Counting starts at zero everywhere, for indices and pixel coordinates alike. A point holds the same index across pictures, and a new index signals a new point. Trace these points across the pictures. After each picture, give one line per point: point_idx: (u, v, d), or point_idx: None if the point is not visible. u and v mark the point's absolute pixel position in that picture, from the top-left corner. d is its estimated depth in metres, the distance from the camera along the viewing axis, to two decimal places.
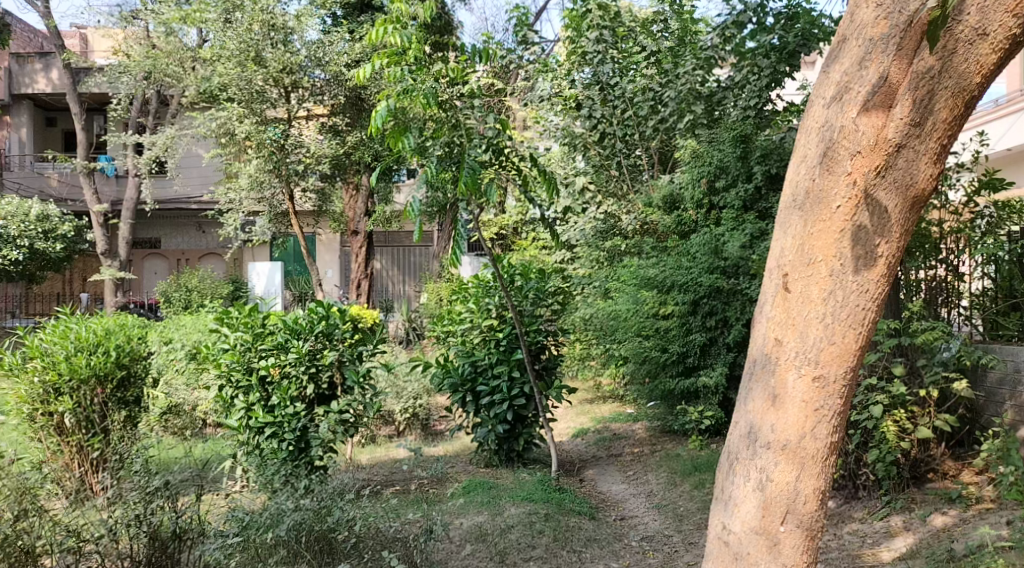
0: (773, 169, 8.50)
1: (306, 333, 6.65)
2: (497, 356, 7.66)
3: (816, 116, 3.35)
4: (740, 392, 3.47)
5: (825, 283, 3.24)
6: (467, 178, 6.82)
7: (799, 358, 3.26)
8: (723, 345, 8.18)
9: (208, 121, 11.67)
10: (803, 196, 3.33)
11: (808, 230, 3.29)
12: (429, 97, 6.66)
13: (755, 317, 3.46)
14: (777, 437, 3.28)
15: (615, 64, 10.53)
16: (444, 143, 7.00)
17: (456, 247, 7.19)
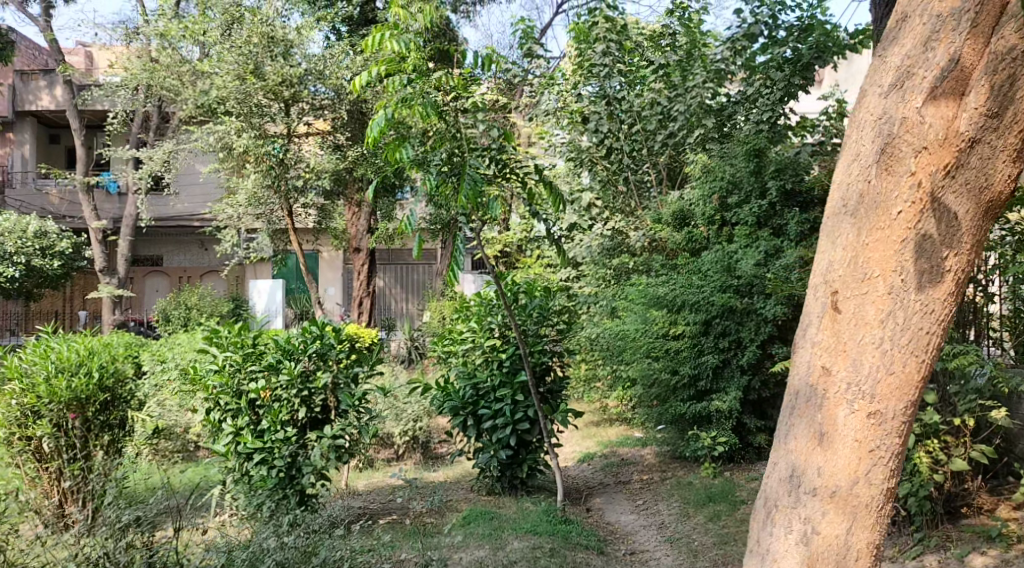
0: (788, 184, 8.23)
1: (298, 353, 6.31)
2: (500, 378, 7.30)
3: (872, 107, 3.07)
4: (778, 431, 3.14)
5: (883, 301, 2.93)
6: (470, 193, 6.48)
7: (852, 391, 2.94)
8: (737, 367, 7.83)
9: (206, 134, 11.30)
10: (855, 203, 3.04)
11: (863, 240, 2.99)
12: (429, 107, 6.31)
13: (797, 342, 3.15)
14: (824, 483, 2.94)
15: (623, 78, 10.23)
16: (444, 156, 6.69)
17: (454, 265, 6.81)
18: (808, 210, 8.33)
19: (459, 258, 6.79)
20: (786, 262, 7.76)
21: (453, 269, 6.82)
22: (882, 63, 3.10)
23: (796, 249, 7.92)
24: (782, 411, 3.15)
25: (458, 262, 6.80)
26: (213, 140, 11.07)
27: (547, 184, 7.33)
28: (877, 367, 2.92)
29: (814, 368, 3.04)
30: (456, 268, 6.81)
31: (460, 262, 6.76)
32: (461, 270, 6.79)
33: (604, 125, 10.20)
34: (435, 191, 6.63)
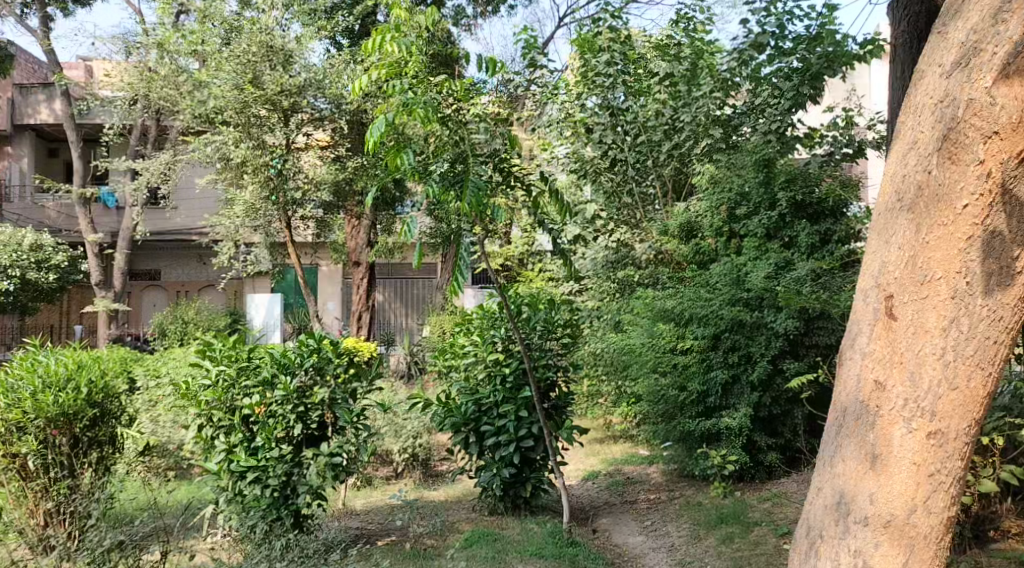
0: (798, 195, 7.98)
1: (294, 367, 6.09)
2: (503, 394, 7.07)
3: (934, 89, 3.05)
4: (826, 451, 3.13)
5: (945, 306, 2.90)
6: (474, 199, 6.24)
7: (910, 408, 2.92)
8: (747, 383, 7.59)
9: (204, 144, 10.95)
10: (910, 199, 3.03)
11: (924, 239, 2.97)
12: (432, 112, 6.14)
13: (849, 352, 3.15)
14: (876, 511, 2.93)
15: (628, 89, 10.06)
16: (446, 162, 6.46)
17: (459, 273, 6.53)
18: (819, 221, 8.12)
19: (463, 267, 6.53)
20: (797, 275, 7.55)
21: (456, 278, 6.53)
22: (946, 39, 3.06)
23: (807, 261, 7.71)
24: (829, 431, 3.15)
25: (462, 270, 6.51)
26: (210, 150, 10.85)
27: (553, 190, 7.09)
28: (936, 374, 2.89)
29: (866, 383, 3.03)
30: (461, 276, 6.52)
31: (464, 270, 6.50)
32: (466, 280, 6.49)
33: (608, 136, 10.03)
34: (437, 196, 6.39)
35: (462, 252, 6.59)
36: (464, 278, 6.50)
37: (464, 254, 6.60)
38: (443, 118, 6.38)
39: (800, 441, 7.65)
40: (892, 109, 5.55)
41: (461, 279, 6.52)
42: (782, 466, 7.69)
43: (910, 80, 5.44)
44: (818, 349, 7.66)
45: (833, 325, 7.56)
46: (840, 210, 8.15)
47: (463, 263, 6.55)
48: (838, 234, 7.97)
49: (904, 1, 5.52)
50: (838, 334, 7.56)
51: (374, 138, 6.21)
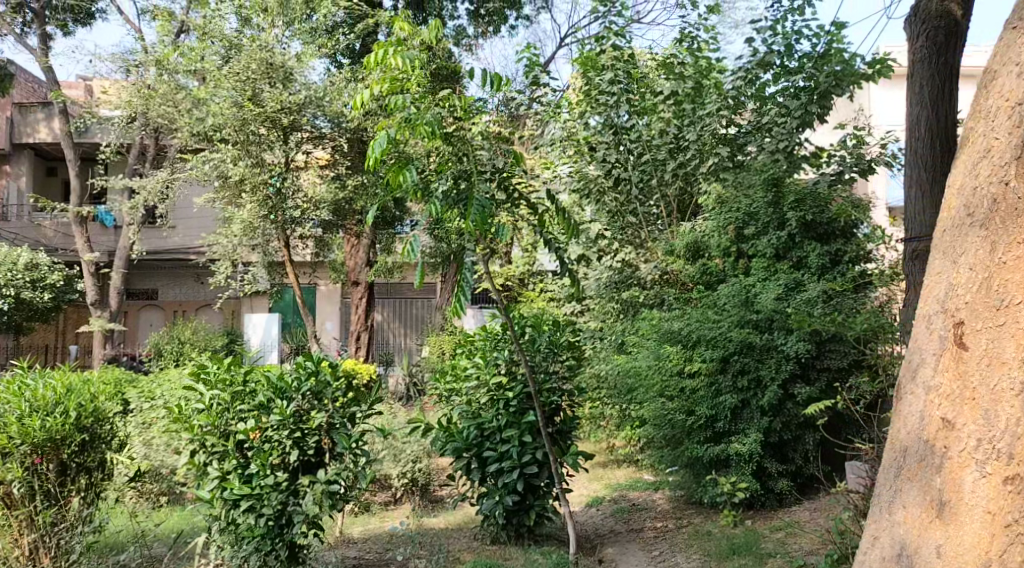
0: (808, 215, 7.78)
1: (291, 392, 5.86)
2: (507, 418, 6.84)
3: (1009, 95, 3.31)
4: (888, 495, 3.33)
5: (1018, 336, 3.11)
6: (478, 217, 6.04)
7: (981, 446, 3.09)
8: (757, 408, 7.36)
9: (202, 162, 10.75)
10: (984, 216, 3.25)
11: (994, 269, 3.19)
12: (435, 127, 5.92)
13: (913, 389, 3.36)
14: (946, 555, 3.10)
15: (631, 107, 9.85)
16: (450, 177, 6.23)
17: (461, 293, 6.33)
18: (829, 241, 7.94)
19: (465, 286, 6.34)
20: (808, 296, 7.37)
21: (458, 298, 6.33)
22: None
23: (818, 282, 7.52)
24: (889, 473, 3.34)
25: (464, 291, 6.31)
26: (208, 168, 10.65)
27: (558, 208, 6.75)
28: (1011, 410, 3.08)
29: (932, 422, 3.23)
30: (463, 296, 6.32)
31: (467, 290, 6.30)
32: (468, 301, 6.30)
33: (612, 155, 9.82)
34: (438, 215, 6.03)
35: (464, 272, 6.37)
36: (466, 299, 6.31)
37: (466, 274, 6.38)
38: (447, 134, 6.19)
39: (811, 467, 7.43)
40: (909, 124, 5.40)
41: (463, 300, 6.32)
42: (793, 493, 7.46)
43: (931, 95, 5.29)
44: (830, 373, 7.45)
45: (845, 348, 7.37)
46: (850, 230, 7.98)
47: (465, 283, 6.36)
48: (849, 254, 7.78)
49: (922, 14, 5.37)
50: (851, 358, 7.37)
51: (375, 153, 5.95)
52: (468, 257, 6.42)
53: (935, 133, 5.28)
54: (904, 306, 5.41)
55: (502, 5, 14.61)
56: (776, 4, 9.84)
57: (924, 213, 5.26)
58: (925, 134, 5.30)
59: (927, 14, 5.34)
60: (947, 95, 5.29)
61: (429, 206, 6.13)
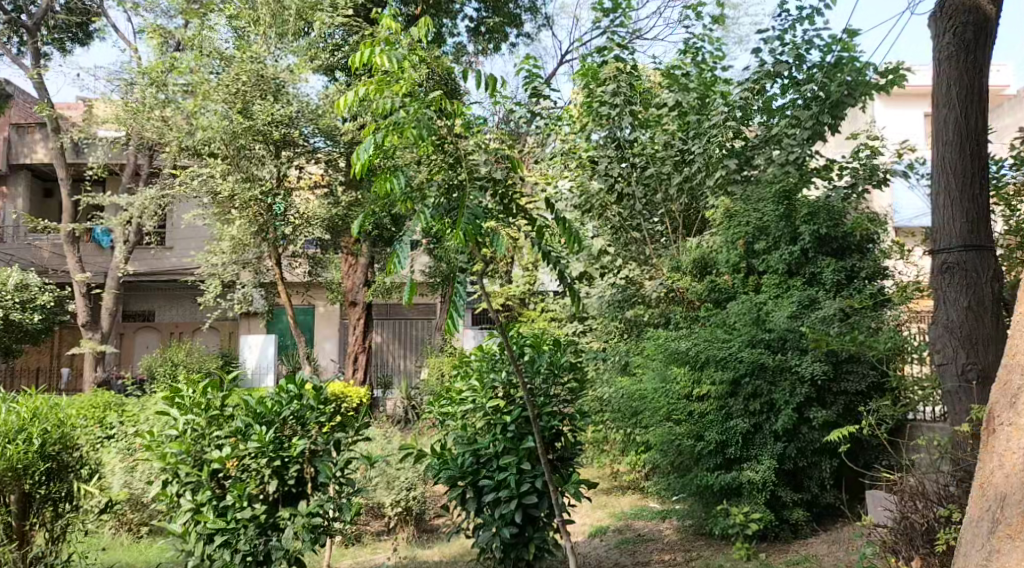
0: (822, 229, 7.38)
1: (270, 416, 5.43)
2: (504, 444, 6.41)
3: None
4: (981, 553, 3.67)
5: None
6: (469, 225, 5.61)
7: None
8: (770, 433, 6.97)
9: (191, 179, 10.39)
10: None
11: None
12: (423, 130, 5.54)
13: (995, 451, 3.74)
14: None
15: (634, 119, 9.50)
16: (438, 184, 5.83)
17: (454, 306, 5.79)
18: (843, 256, 7.54)
19: (459, 298, 5.81)
20: (823, 314, 6.98)
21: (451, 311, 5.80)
22: None
23: (834, 300, 7.12)
24: (982, 530, 3.69)
25: (458, 305, 5.77)
26: (198, 184, 10.29)
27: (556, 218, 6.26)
28: None
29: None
30: (456, 309, 5.78)
31: (459, 303, 5.75)
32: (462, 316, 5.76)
33: (614, 169, 9.42)
34: (425, 224, 5.63)
35: (458, 284, 5.84)
36: (459, 312, 5.76)
37: (460, 286, 5.85)
38: (439, 141, 5.82)
39: (828, 495, 7.01)
40: (935, 127, 5.04)
41: (457, 313, 5.78)
42: (808, 524, 7.02)
43: (959, 95, 4.93)
44: (847, 396, 7.06)
45: (863, 369, 7.00)
46: (866, 245, 7.58)
47: (460, 295, 5.82)
48: (865, 270, 7.39)
49: (948, 10, 5.01)
50: (869, 380, 7.00)
51: (362, 159, 5.70)
52: (461, 271, 5.93)
53: (963, 137, 4.93)
54: (931, 323, 5.03)
55: (502, 21, 14.31)
56: (784, 13, 9.49)
57: (952, 223, 4.91)
58: (952, 137, 4.95)
59: (954, 10, 4.98)
60: (976, 96, 4.93)
61: (418, 217, 5.75)
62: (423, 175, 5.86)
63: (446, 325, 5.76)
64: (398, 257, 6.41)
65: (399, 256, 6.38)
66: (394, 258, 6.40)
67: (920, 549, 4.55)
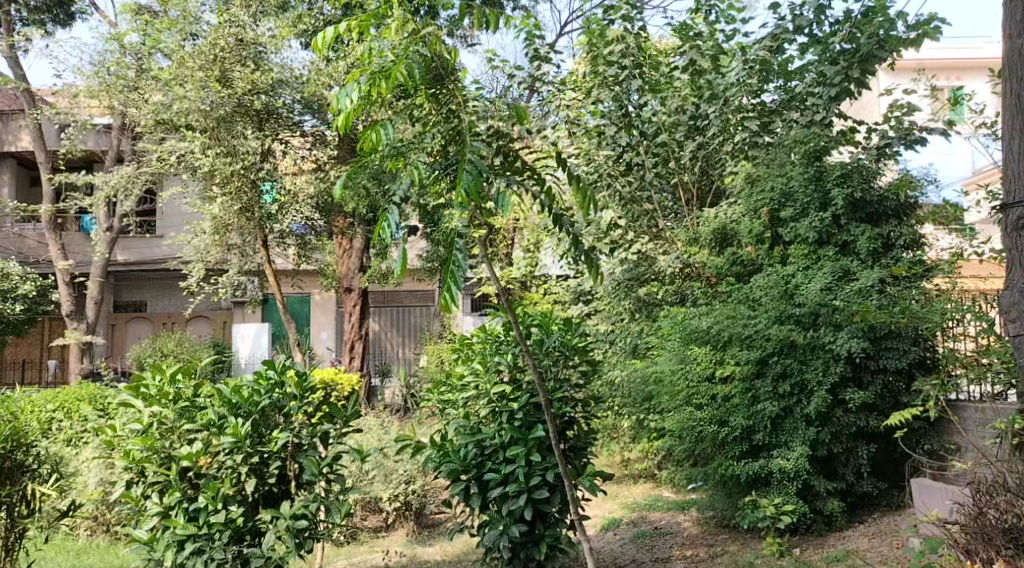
0: (856, 192, 6.73)
1: (247, 407, 4.76)
2: (511, 434, 5.78)
3: None
4: None
5: None
6: (470, 181, 4.55)
7: None
8: (801, 417, 6.36)
9: (169, 155, 9.70)
10: None
11: None
12: (415, 70, 4.61)
13: None
14: None
15: (644, 81, 8.88)
16: (434, 134, 4.84)
17: (451, 279, 4.62)
18: (879, 223, 6.90)
19: (456, 269, 4.64)
20: (860, 286, 6.37)
21: (448, 286, 4.63)
22: None
23: (870, 271, 6.50)
24: None
25: (456, 276, 4.61)
26: (176, 161, 9.60)
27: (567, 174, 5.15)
28: None
29: None
30: (455, 282, 4.61)
31: (458, 275, 4.60)
32: (461, 291, 4.59)
33: (622, 138, 8.75)
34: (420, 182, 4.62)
35: (455, 252, 4.66)
36: (458, 286, 4.60)
37: (458, 254, 4.67)
38: (433, 91, 4.84)
39: (864, 484, 6.43)
40: (1007, 65, 4.47)
41: (455, 287, 4.61)
42: (844, 515, 6.42)
43: None
44: (886, 375, 6.45)
45: (904, 346, 6.34)
46: (903, 211, 6.94)
47: (458, 265, 4.66)
48: (903, 238, 6.75)
49: None
50: (910, 357, 6.36)
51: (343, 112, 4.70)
52: (458, 235, 4.71)
53: None
54: (1003, 290, 4.45)
55: None
56: None
57: None
58: None
59: None
60: None
61: (409, 173, 4.72)
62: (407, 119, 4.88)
63: (442, 303, 4.59)
64: (389, 221, 4.80)
65: (390, 220, 4.78)
66: (383, 224, 4.80)
67: (1001, 549, 3.95)
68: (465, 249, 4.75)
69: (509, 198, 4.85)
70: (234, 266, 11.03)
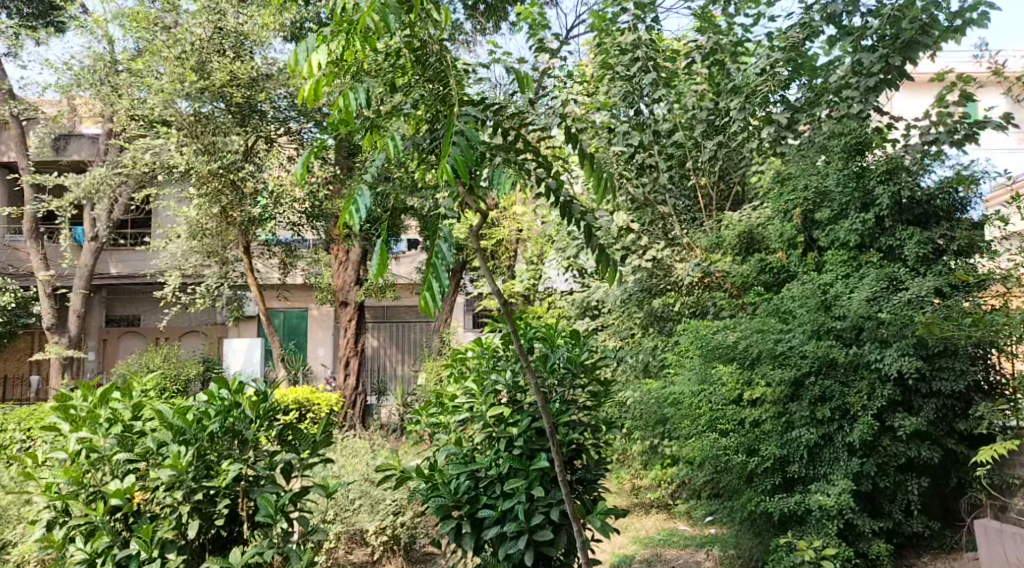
0: (901, 191, 5.96)
1: (191, 434, 3.95)
2: (510, 465, 4.98)
3: None
4: None
5: None
6: (459, 156, 3.51)
7: None
8: (843, 446, 5.55)
9: (143, 154, 8.91)
10: None
11: None
12: (392, 20, 3.61)
13: None
14: None
15: (660, 74, 8.05)
16: (417, 99, 3.95)
17: (432, 273, 3.78)
18: (928, 226, 6.13)
19: (439, 263, 3.79)
20: (910, 296, 5.60)
21: (429, 282, 3.79)
22: None
23: (923, 279, 5.71)
24: None
25: (438, 270, 3.77)
26: (150, 160, 8.81)
27: (577, 152, 4.21)
28: None
29: None
30: (436, 278, 3.77)
31: (441, 268, 3.76)
32: (446, 289, 3.76)
33: (635, 136, 7.98)
34: (398, 156, 3.70)
35: (438, 242, 3.81)
36: (441, 281, 3.76)
37: (442, 245, 3.82)
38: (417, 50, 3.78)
39: (913, 523, 5.61)
40: None
41: (437, 282, 3.77)
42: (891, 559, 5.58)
43: None
44: (940, 398, 5.66)
45: (962, 366, 5.53)
46: (956, 214, 6.16)
47: (441, 257, 3.81)
48: (957, 242, 5.95)
49: None
50: (969, 379, 5.54)
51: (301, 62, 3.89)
52: (444, 223, 3.88)
53: None
54: None
55: None
56: None
57: None
58: None
59: None
60: None
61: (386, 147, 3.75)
62: (383, 89, 3.99)
63: (422, 302, 3.76)
64: (358, 202, 4.04)
65: (358, 200, 4.02)
66: (351, 207, 4.05)
67: None
68: (451, 239, 3.90)
69: (506, 171, 3.89)
70: (214, 275, 10.22)
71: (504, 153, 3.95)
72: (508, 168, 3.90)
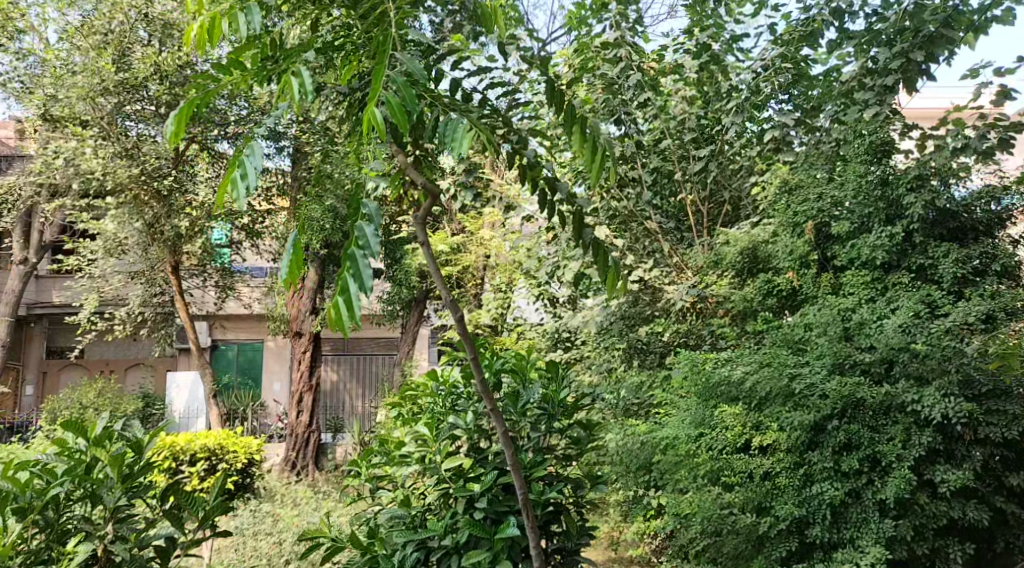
0: (932, 201, 5.09)
1: (27, 499, 3.07)
2: (469, 532, 3.90)
3: None
4: None
5: None
6: (393, 99, 2.48)
7: None
8: (874, 504, 4.56)
9: (55, 158, 7.81)
10: None
11: None
12: None
13: None
14: None
15: (645, 74, 7.12)
16: None
17: (350, 270, 2.87)
18: (962, 243, 5.27)
19: (359, 255, 2.89)
20: (949, 323, 4.70)
21: (346, 282, 2.88)
22: None
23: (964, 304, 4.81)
24: None
25: (357, 266, 2.87)
26: (62, 165, 7.71)
27: (564, 119, 3.24)
28: None
29: None
30: (354, 277, 2.86)
31: (361, 263, 2.85)
32: (366, 290, 2.84)
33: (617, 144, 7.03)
34: (308, 100, 2.68)
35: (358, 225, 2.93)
36: (360, 280, 2.85)
37: (365, 229, 2.95)
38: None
39: None
40: None
41: (356, 282, 2.86)
42: None
43: None
44: (988, 447, 4.72)
45: (1015, 409, 4.61)
46: (995, 231, 5.31)
47: (363, 245, 2.92)
48: (999, 262, 5.06)
49: None
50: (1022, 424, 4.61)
51: None
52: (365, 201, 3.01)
53: None
54: None
55: None
56: None
57: None
58: None
59: None
60: None
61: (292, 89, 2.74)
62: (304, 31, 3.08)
63: (334, 313, 2.85)
64: (245, 167, 3.35)
65: (246, 164, 3.33)
66: (236, 175, 3.35)
67: None
68: (376, 223, 3.01)
69: (460, 131, 2.89)
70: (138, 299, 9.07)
71: (460, 109, 2.97)
72: (469, 129, 2.89)
